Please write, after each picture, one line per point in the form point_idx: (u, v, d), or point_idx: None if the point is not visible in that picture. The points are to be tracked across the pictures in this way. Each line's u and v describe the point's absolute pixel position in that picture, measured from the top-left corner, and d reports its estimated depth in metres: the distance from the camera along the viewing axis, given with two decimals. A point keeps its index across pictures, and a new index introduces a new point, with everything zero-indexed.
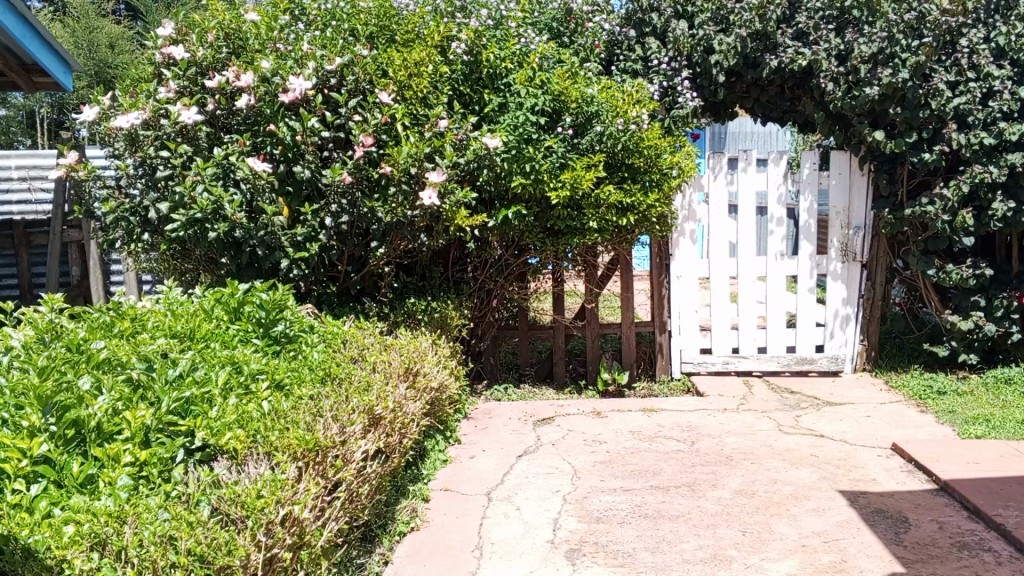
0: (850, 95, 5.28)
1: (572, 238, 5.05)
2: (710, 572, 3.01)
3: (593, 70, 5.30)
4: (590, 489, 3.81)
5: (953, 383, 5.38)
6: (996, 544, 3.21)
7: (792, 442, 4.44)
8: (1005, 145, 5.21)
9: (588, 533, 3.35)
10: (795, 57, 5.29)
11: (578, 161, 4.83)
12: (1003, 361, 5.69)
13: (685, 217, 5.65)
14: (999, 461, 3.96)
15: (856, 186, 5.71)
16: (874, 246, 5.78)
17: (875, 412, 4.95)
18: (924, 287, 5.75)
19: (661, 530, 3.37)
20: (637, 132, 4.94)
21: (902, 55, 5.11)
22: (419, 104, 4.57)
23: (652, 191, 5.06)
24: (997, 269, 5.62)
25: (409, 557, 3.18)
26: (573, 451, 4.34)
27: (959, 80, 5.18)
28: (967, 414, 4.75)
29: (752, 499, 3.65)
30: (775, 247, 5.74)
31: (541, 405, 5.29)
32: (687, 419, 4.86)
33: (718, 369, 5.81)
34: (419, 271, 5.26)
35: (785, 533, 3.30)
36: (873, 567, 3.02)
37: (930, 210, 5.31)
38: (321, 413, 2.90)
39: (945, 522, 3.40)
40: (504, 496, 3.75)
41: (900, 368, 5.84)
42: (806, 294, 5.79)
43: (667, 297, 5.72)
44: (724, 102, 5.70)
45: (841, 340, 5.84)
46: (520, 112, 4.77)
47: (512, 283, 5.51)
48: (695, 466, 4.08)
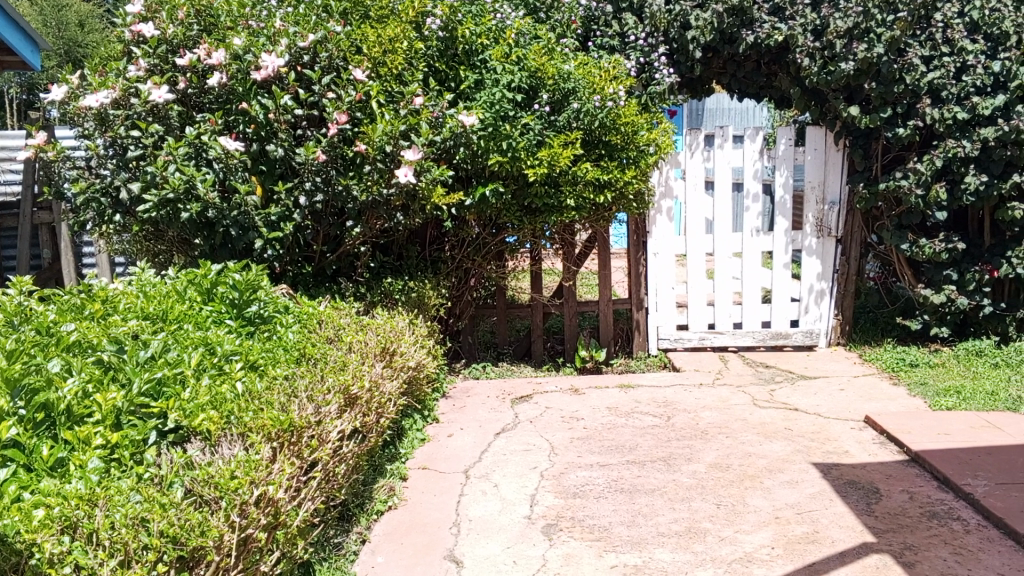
0: (826, 70, 5.30)
1: (550, 216, 5.04)
2: (686, 544, 3.04)
3: (570, 46, 5.26)
4: (567, 464, 3.84)
5: (925, 356, 5.44)
6: (965, 512, 3.26)
7: (767, 415, 4.48)
8: (978, 119, 5.23)
9: (565, 509, 3.37)
10: (771, 32, 5.31)
11: (555, 138, 4.82)
12: (974, 334, 5.74)
13: (663, 193, 5.64)
14: (970, 432, 4.02)
15: (831, 161, 5.71)
16: (849, 220, 5.81)
17: (848, 386, 5.00)
18: (897, 261, 5.79)
19: (637, 504, 3.40)
20: (614, 108, 4.93)
21: (877, 30, 5.13)
22: (394, 81, 4.53)
23: (629, 168, 5.05)
24: (970, 243, 5.64)
25: (386, 535, 3.19)
26: (550, 427, 4.36)
27: (934, 55, 5.20)
28: (938, 386, 4.81)
29: (727, 472, 3.68)
30: (751, 224, 5.76)
31: (519, 383, 5.28)
32: (664, 394, 4.91)
33: (695, 345, 5.85)
34: (397, 250, 5.23)
35: (759, 505, 3.34)
36: (845, 537, 3.07)
37: (904, 184, 5.36)
38: (296, 393, 2.89)
39: (915, 492, 3.45)
40: (481, 474, 3.76)
41: (873, 342, 5.90)
42: (781, 269, 5.83)
43: (644, 274, 5.73)
44: (702, 77, 5.70)
45: (815, 314, 5.90)
46: (496, 89, 4.77)
47: (490, 261, 5.46)
48: (671, 440, 4.11)
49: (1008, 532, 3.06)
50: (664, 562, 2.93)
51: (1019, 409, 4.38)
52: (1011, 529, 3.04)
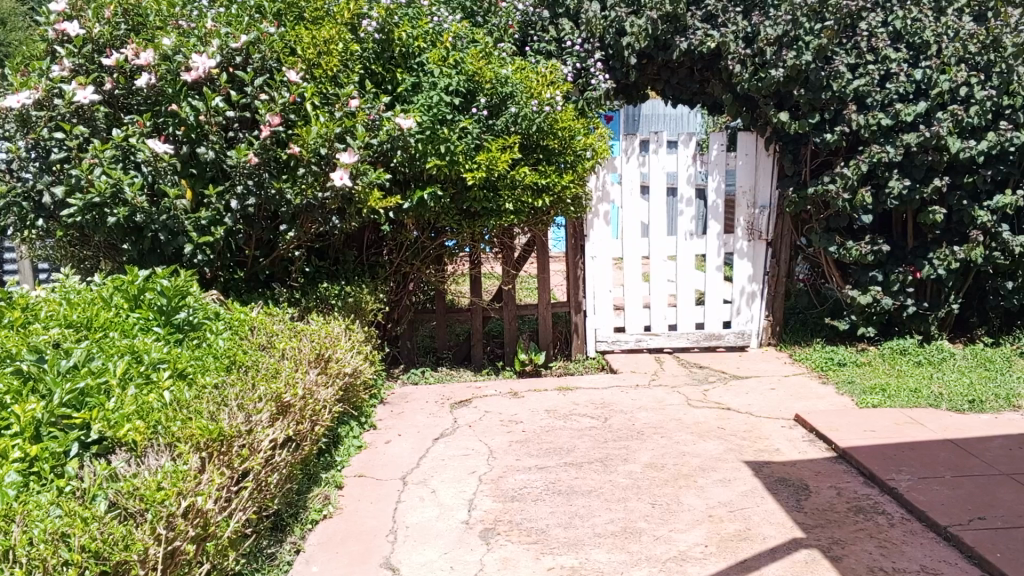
0: (756, 77, 5.41)
1: (489, 220, 5.04)
2: (621, 545, 3.07)
3: (507, 50, 5.26)
4: (506, 468, 3.84)
5: (852, 355, 5.60)
6: (890, 506, 3.37)
7: (701, 415, 4.56)
8: (901, 125, 5.39)
9: (503, 512, 3.37)
10: (704, 39, 5.39)
11: (493, 142, 4.83)
12: (899, 333, 5.93)
13: (600, 198, 5.67)
14: (894, 428, 4.15)
15: (762, 167, 5.86)
16: (779, 224, 5.96)
17: (779, 385, 5.12)
18: (826, 263, 5.95)
19: (575, 505, 3.42)
20: (551, 113, 4.94)
21: (805, 38, 5.26)
22: (329, 83, 4.50)
23: (567, 172, 5.07)
24: (894, 246, 5.83)
25: (321, 544, 3.15)
26: (489, 431, 4.35)
27: (860, 63, 5.35)
28: (865, 384, 4.96)
29: (662, 472, 3.73)
30: (685, 227, 5.86)
31: (458, 387, 5.26)
32: (601, 396, 4.95)
33: (632, 347, 5.93)
34: (333, 255, 5.16)
35: (693, 504, 3.40)
36: (775, 534, 3.13)
37: (831, 188, 5.49)
38: (226, 402, 2.83)
39: (843, 488, 3.55)
40: (419, 480, 3.73)
41: (803, 342, 6.05)
42: (714, 272, 5.94)
43: (582, 278, 5.77)
44: (637, 83, 5.78)
45: (747, 316, 6.04)
46: (434, 92, 4.71)
47: (430, 265, 5.45)
48: (608, 441, 4.15)
49: (929, 524, 3.16)
50: (600, 562, 2.95)
51: (940, 406, 4.54)
52: (933, 522, 3.15)
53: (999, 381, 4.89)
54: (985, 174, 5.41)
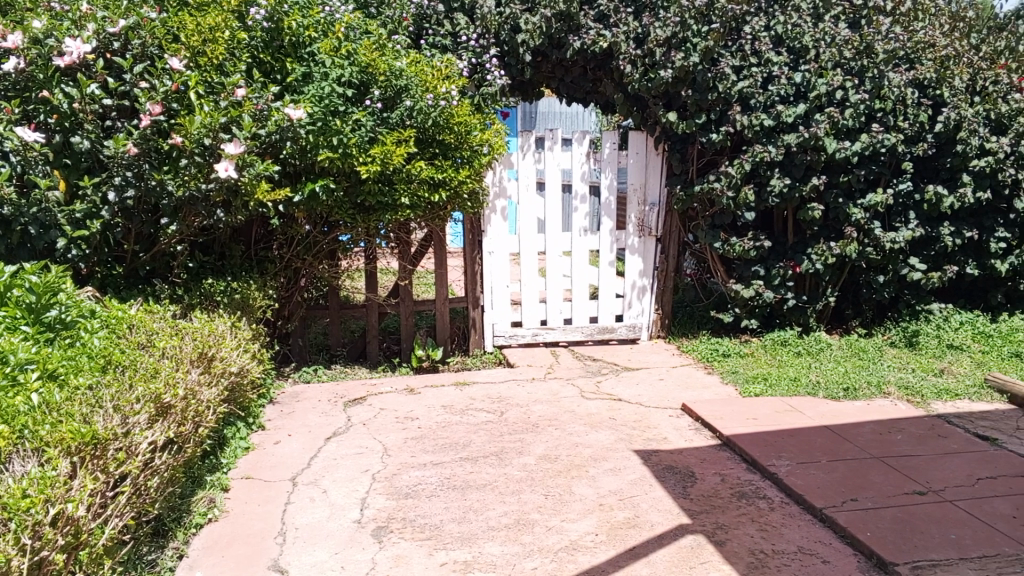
0: (646, 77, 5.54)
1: (384, 214, 4.97)
2: (514, 537, 3.09)
3: (402, 43, 5.20)
4: (400, 465, 3.81)
5: (736, 346, 5.81)
6: (770, 490, 3.51)
7: (594, 406, 4.64)
8: (783, 126, 5.62)
9: (396, 510, 3.34)
10: (596, 39, 5.47)
11: (388, 135, 4.73)
12: (779, 325, 6.19)
13: (497, 193, 5.71)
14: (775, 416, 4.33)
15: (652, 165, 5.99)
16: (668, 221, 6.14)
17: (667, 375, 5.28)
18: (711, 259, 6.16)
19: (469, 500, 3.42)
20: (447, 107, 4.90)
21: (693, 40, 5.43)
22: (214, 71, 4.33)
23: (464, 167, 5.05)
24: (775, 242, 6.07)
25: (206, 549, 3.04)
26: (383, 429, 4.30)
27: (744, 65, 5.53)
28: (747, 373, 5.16)
29: (555, 463, 3.78)
30: (579, 223, 5.94)
31: (351, 385, 5.18)
32: (497, 390, 4.98)
33: (529, 341, 5.98)
34: (219, 249, 4.99)
35: (584, 494, 3.45)
36: (663, 520, 3.22)
37: (716, 186, 5.68)
38: (100, 404, 2.70)
39: (726, 474, 3.68)
40: (310, 480, 3.65)
41: (691, 334, 6.25)
42: (607, 267, 6.06)
43: (480, 273, 5.78)
44: (532, 81, 5.82)
45: (638, 309, 6.18)
46: (325, 83, 4.65)
47: (322, 260, 5.35)
48: (503, 435, 4.17)
49: (806, 507, 3.31)
50: (493, 555, 2.96)
51: (817, 394, 4.77)
52: (809, 504, 3.30)
53: (871, 370, 5.17)
54: (858, 174, 5.69)
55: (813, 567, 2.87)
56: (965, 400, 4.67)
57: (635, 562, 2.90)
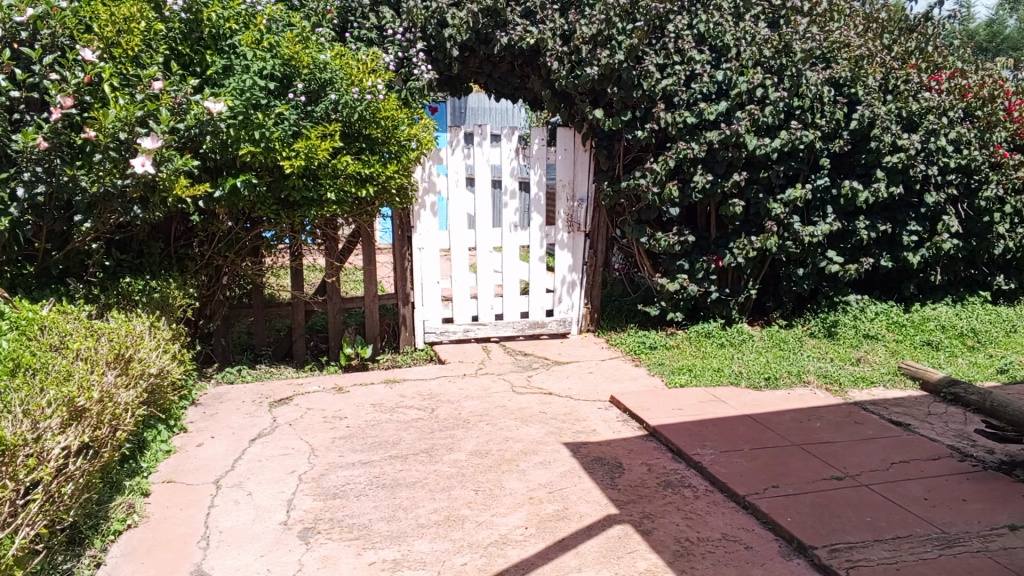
0: (573, 74, 5.57)
1: (308, 210, 4.89)
2: (444, 533, 3.08)
3: (326, 36, 5.13)
4: (328, 465, 3.75)
5: (663, 338, 5.91)
6: (695, 479, 3.58)
7: (524, 401, 4.66)
8: (705, 124, 5.72)
9: (324, 510, 3.29)
10: (523, 35, 5.48)
11: (312, 129, 4.66)
12: (704, 318, 6.31)
13: (426, 188, 5.67)
14: (699, 406, 4.43)
15: (579, 161, 6.06)
16: (596, 217, 6.20)
17: (596, 368, 5.34)
18: (638, 253, 6.24)
19: (398, 498, 3.39)
20: (373, 101, 4.84)
21: (618, 38, 5.48)
22: (129, 64, 4.16)
23: (391, 163, 5.01)
24: (699, 237, 6.19)
25: (125, 556, 2.95)
26: (310, 429, 4.24)
27: (667, 63, 5.63)
28: (673, 365, 5.26)
29: (486, 458, 3.78)
30: (509, 219, 5.95)
31: (277, 385, 5.08)
32: (427, 386, 4.95)
33: (460, 337, 5.93)
34: (136, 247, 4.79)
35: (514, 488, 3.47)
36: (591, 511, 3.26)
37: (642, 182, 5.75)
38: (8, 410, 2.59)
39: (653, 464, 3.74)
40: (234, 483, 3.57)
41: (619, 327, 6.33)
42: (537, 263, 6.09)
43: (410, 269, 5.71)
44: (459, 76, 5.80)
45: (568, 304, 6.24)
46: (246, 76, 4.54)
47: (245, 257, 5.24)
48: (433, 431, 4.15)
49: (730, 494, 3.40)
50: (423, 552, 2.95)
51: (739, 383, 4.90)
52: (732, 491, 3.38)
53: (791, 360, 5.32)
54: (778, 170, 5.85)
55: (736, 553, 2.94)
56: (880, 387, 4.85)
57: (565, 554, 2.92)
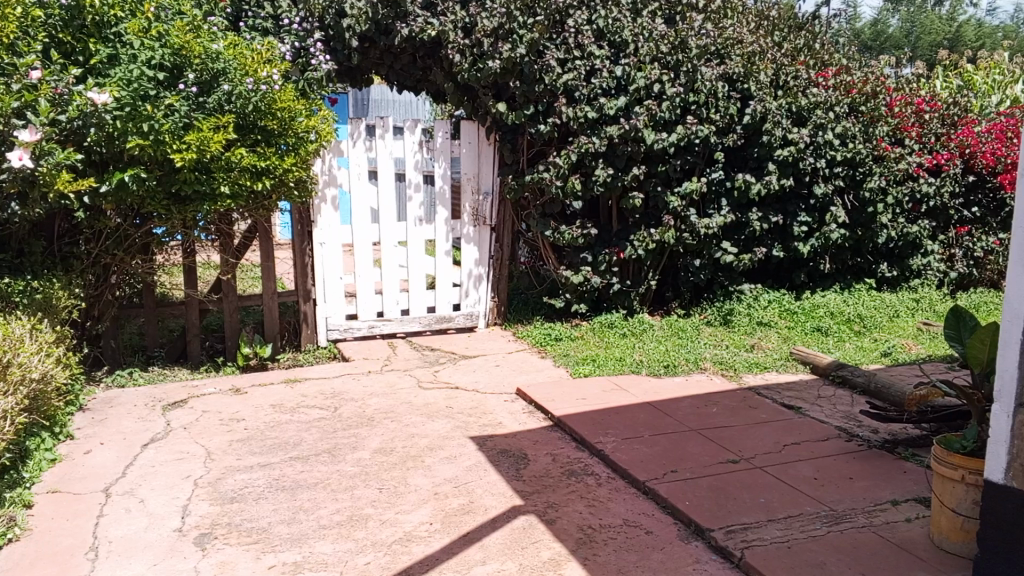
0: (475, 67, 5.56)
1: (202, 205, 4.72)
2: (347, 533, 3.03)
3: (218, 25, 4.96)
4: (225, 468, 3.64)
5: (567, 330, 5.97)
6: (598, 467, 3.64)
7: (430, 396, 4.63)
8: (605, 118, 5.81)
9: (221, 515, 3.19)
10: (424, 27, 5.44)
11: (204, 121, 4.49)
12: (607, 309, 6.41)
13: (327, 182, 5.56)
14: (602, 395, 4.51)
15: (484, 155, 6.03)
16: (501, 211, 6.20)
17: (503, 361, 5.35)
18: (543, 246, 6.30)
19: (299, 499, 3.32)
20: (268, 93, 4.70)
21: (519, 31, 5.50)
22: (4, 51, 3.92)
23: (289, 155, 4.86)
24: (601, 230, 6.27)
25: (4, 572, 2.78)
26: (207, 432, 4.10)
27: (568, 58, 5.67)
28: (578, 356, 5.32)
29: (390, 456, 3.74)
30: (413, 213, 5.89)
31: (172, 387, 4.90)
32: (330, 385, 4.86)
33: (364, 334, 5.86)
34: (17, 246, 4.59)
35: (419, 484, 3.44)
36: (496, 503, 3.26)
37: (546, 176, 5.80)
38: None
39: (558, 454, 3.78)
40: (125, 490, 3.42)
41: (525, 320, 6.37)
42: (443, 257, 6.05)
43: (311, 265, 5.60)
44: (360, 67, 5.66)
45: (474, 298, 6.23)
46: (133, 66, 4.36)
47: (134, 256, 5.05)
48: (336, 431, 4.08)
49: (631, 480, 3.46)
50: (325, 554, 2.89)
51: (640, 371, 5.00)
52: (633, 478, 3.45)
53: (689, 348, 5.46)
54: (675, 164, 5.98)
55: (637, 538, 2.99)
56: (773, 372, 5.04)
57: (469, 548, 2.91)
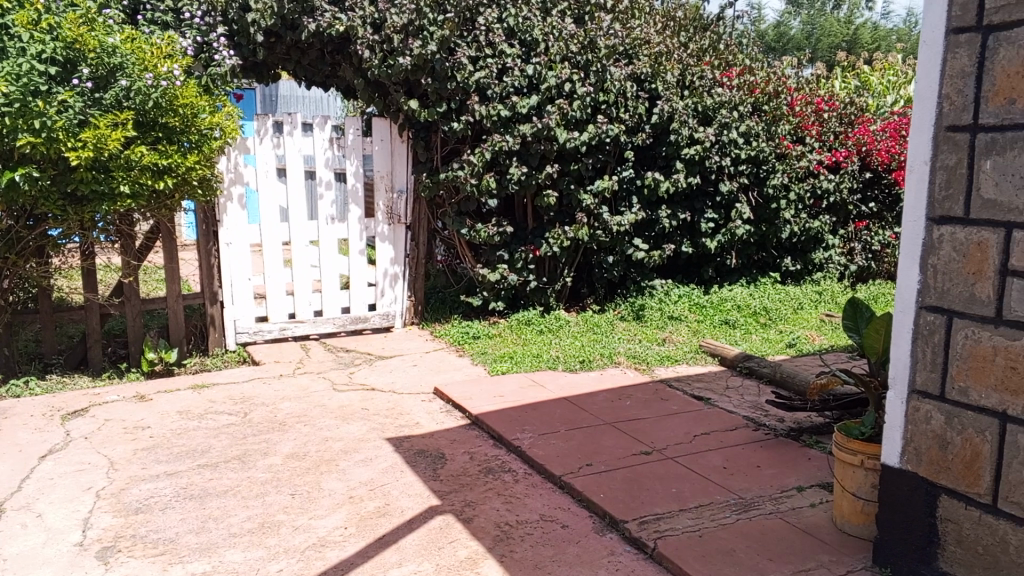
0: (386, 64, 5.50)
1: (100, 205, 4.53)
2: (258, 541, 2.96)
3: (115, 18, 4.78)
4: (129, 479, 3.51)
5: (485, 328, 5.97)
6: (515, 464, 3.65)
7: (345, 398, 4.56)
8: (518, 116, 5.83)
9: (125, 527, 3.07)
10: (332, 22, 5.33)
11: (101, 118, 4.32)
12: (524, 306, 6.44)
13: (233, 180, 5.41)
14: (519, 391, 4.52)
15: (396, 152, 5.94)
16: (416, 208, 6.14)
17: (420, 361, 5.31)
18: (459, 245, 6.28)
19: (208, 508, 3.23)
20: (169, 88, 4.54)
21: (429, 28, 5.48)
22: None
23: (192, 152, 4.72)
24: (517, 227, 6.31)
25: None
26: (109, 441, 3.94)
27: (479, 56, 5.68)
28: (495, 354, 5.33)
29: (303, 460, 3.67)
30: (324, 212, 5.78)
31: (72, 396, 4.69)
32: (240, 390, 4.74)
33: (275, 336, 5.72)
34: None
35: (333, 488, 3.39)
36: (413, 505, 3.24)
37: (460, 174, 5.78)
38: None
39: (475, 452, 3.77)
40: (20, 505, 3.26)
41: (442, 319, 6.35)
42: (356, 256, 5.96)
43: (216, 266, 5.43)
44: (266, 62, 5.54)
45: (390, 297, 6.14)
46: (22, 59, 4.19)
47: (29, 258, 4.81)
48: (247, 437, 3.98)
49: (547, 476, 3.49)
50: (235, 563, 2.82)
51: (556, 367, 5.04)
52: (549, 473, 3.47)
53: (604, 343, 5.54)
54: (587, 162, 6.05)
55: (553, 532, 3.02)
56: (683, 364, 5.16)
57: (385, 551, 2.88)
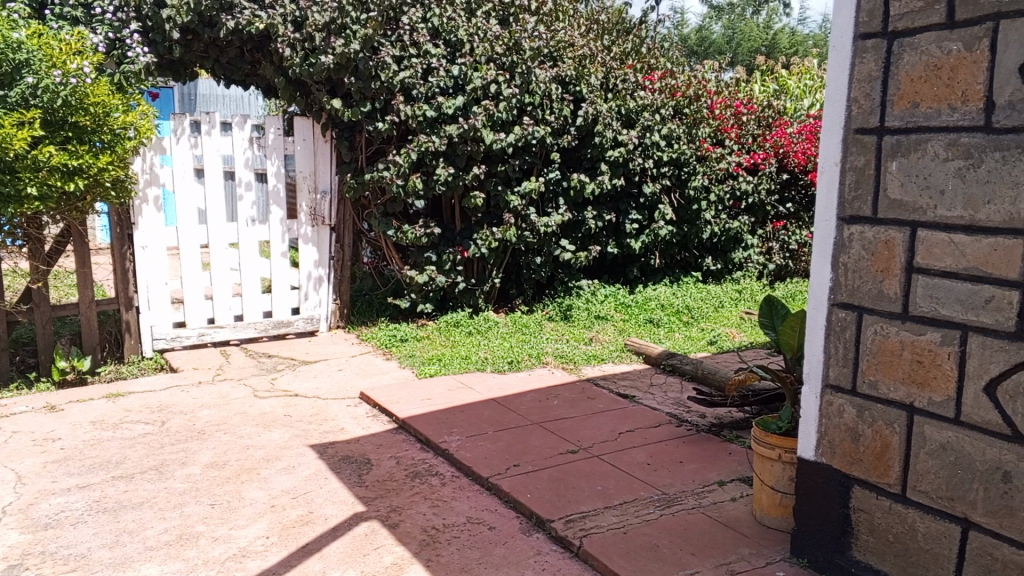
0: (307, 62, 5.40)
1: (5, 209, 4.31)
2: (176, 553, 2.87)
3: (20, 12, 4.59)
4: (38, 493, 3.36)
5: (412, 330, 5.93)
6: (442, 467, 3.63)
7: (267, 405, 4.47)
8: (444, 117, 5.81)
9: (33, 544, 2.94)
10: (252, 20, 5.23)
11: (5, 116, 4.15)
12: (453, 308, 6.41)
13: (148, 181, 5.24)
14: (448, 394, 4.50)
15: (319, 152, 5.85)
16: (341, 209, 6.05)
17: (346, 365, 5.24)
18: (386, 246, 6.21)
19: (123, 521, 3.12)
20: (79, 86, 4.37)
21: (352, 27, 5.41)
22: None
23: (104, 153, 4.55)
24: (444, 229, 6.29)
25: None
26: (16, 455, 3.77)
27: (404, 56, 5.63)
28: (423, 356, 5.29)
29: (223, 469, 3.58)
30: (245, 213, 5.65)
31: None
32: (157, 398, 4.59)
33: (194, 342, 5.59)
34: None
35: (255, 497, 3.31)
36: (337, 512, 3.19)
37: (386, 174, 5.73)
38: None
39: (401, 457, 3.74)
40: None
41: (369, 322, 6.28)
42: (279, 259, 5.84)
43: (132, 271, 5.26)
44: (182, 60, 5.40)
45: (314, 301, 6.05)
46: None
47: None
48: (164, 446, 3.86)
49: (474, 477, 3.48)
50: None
51: (485, 368, 5.04)
52: (476, 475, 3.46)
53: (532, 343, 5.56)
54: (514, 164, 6.07)
55: (479, 535, 3.01)
56: (609, 363, 5.21)
57: (308, 559, 2.83)
